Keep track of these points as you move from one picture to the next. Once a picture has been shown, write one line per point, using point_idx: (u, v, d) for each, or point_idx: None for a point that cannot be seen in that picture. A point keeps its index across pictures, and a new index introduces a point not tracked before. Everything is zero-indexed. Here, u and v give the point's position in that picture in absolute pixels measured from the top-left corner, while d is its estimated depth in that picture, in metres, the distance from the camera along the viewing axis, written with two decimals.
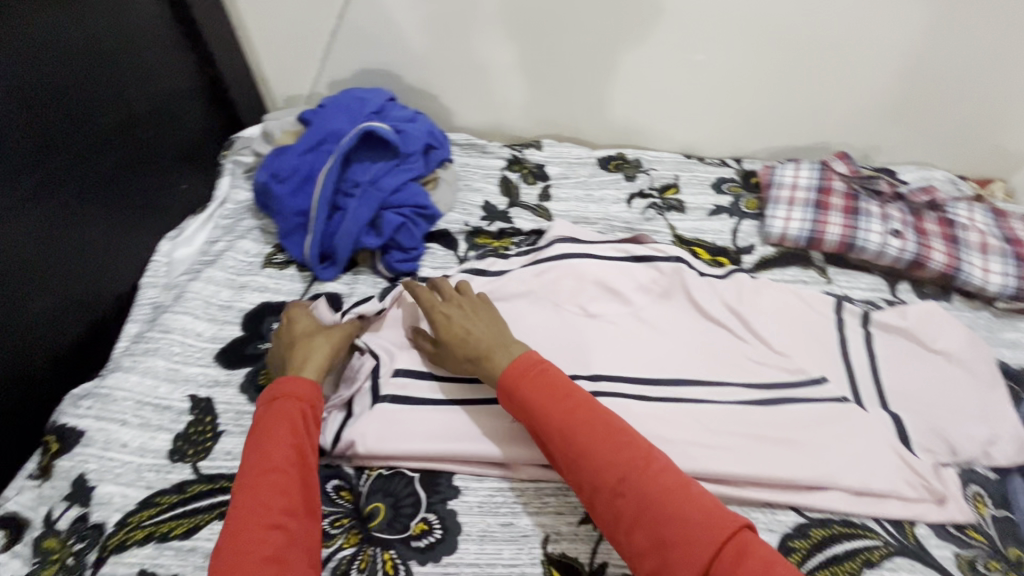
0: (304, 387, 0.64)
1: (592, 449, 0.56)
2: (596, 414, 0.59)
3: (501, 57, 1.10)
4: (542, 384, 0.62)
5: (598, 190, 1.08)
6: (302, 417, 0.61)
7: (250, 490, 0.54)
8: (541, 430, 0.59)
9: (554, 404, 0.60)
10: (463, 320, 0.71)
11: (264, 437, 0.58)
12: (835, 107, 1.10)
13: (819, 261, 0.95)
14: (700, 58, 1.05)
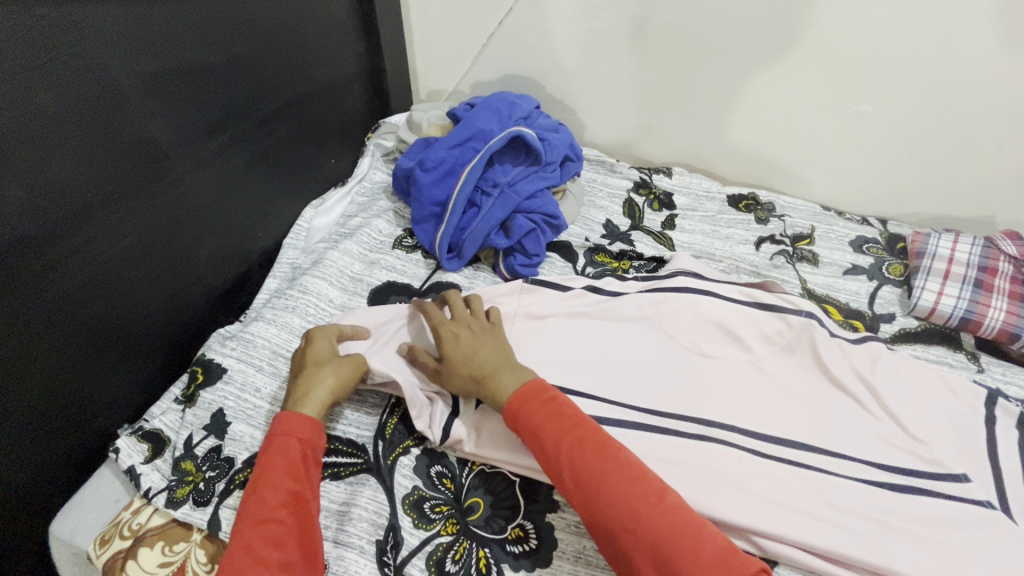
0: (304, 426, 0.62)
1: (601, 477, 0.56)
2: (603, 445, 0.58)
3: (648, 80, 1.09)
4: (546, 407, 0.62)
5: (725, 227, 1.04)
6: (299, 458, 0.60)
7: (247, 543, 0.53)
8: (548, 455, 0.59)
9: (560, 429, 0.59)
10: (467, 340, 0.71)
11: (266, 480, 0.57)
12: (1010, 181, 0.99)
13: (969, 345, 0.86)
14: (865, 109, 0.99)
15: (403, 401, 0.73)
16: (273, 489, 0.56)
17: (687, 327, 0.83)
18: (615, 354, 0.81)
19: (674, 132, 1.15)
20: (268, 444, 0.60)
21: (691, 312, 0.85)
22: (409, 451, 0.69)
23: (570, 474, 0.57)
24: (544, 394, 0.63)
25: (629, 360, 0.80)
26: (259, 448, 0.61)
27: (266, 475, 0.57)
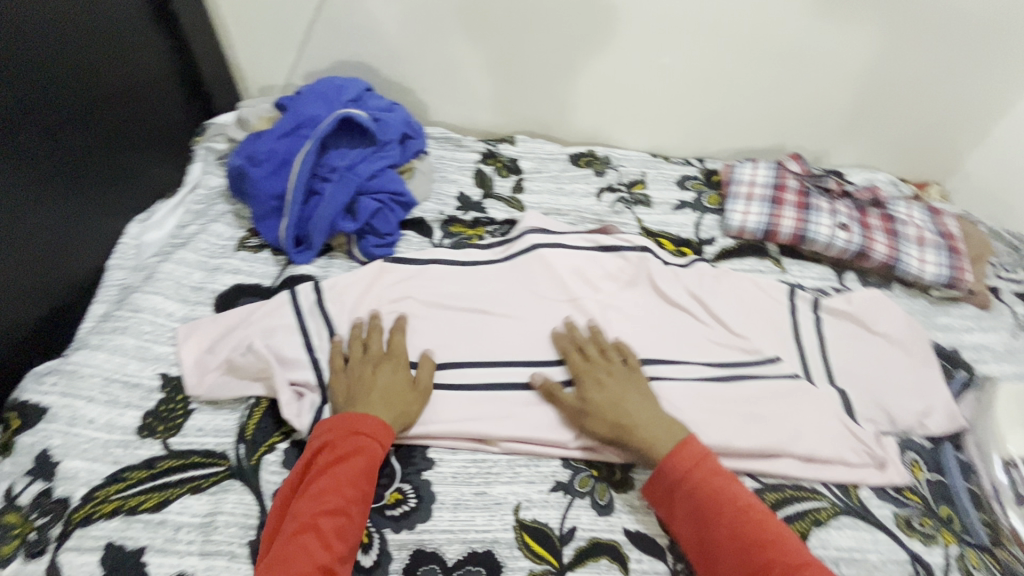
0: (380, 429, 0.64)
1: (766, 557, 0.53)
2: (751, 517, 0.56)
3: (479, 55, 1.13)
4: (709, 478, 0.60)
5: (569, 184, 1.12)
6: (374, 461, 0.62)
7: (302, 528, 0.55)
8: (701, 531, 0.58)
9: (711, 502, 0.58)
10: (610, 385, 0.71)
11: (330, 471, 0.59)
12: (788, 111, 1.18)
13: (774, 252, 1.00)
14: (666, 61, 1.11)
15: (264, 398, 0.72)
16: (348, 483, 0.59)
17: (539, 277, 0.89)
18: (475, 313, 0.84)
19: (513, 103, 1.21)
20: (344, 441, 0.62)
21: (542, 263, 0.90)
22: (275, 448, 0.67)
23: (729, 548, 0.55)
24: (705, 462, 0.62)
25: (491, 316, 0.84)
26: (327, 438, 0.63)
27: (331, 471, 0.59)
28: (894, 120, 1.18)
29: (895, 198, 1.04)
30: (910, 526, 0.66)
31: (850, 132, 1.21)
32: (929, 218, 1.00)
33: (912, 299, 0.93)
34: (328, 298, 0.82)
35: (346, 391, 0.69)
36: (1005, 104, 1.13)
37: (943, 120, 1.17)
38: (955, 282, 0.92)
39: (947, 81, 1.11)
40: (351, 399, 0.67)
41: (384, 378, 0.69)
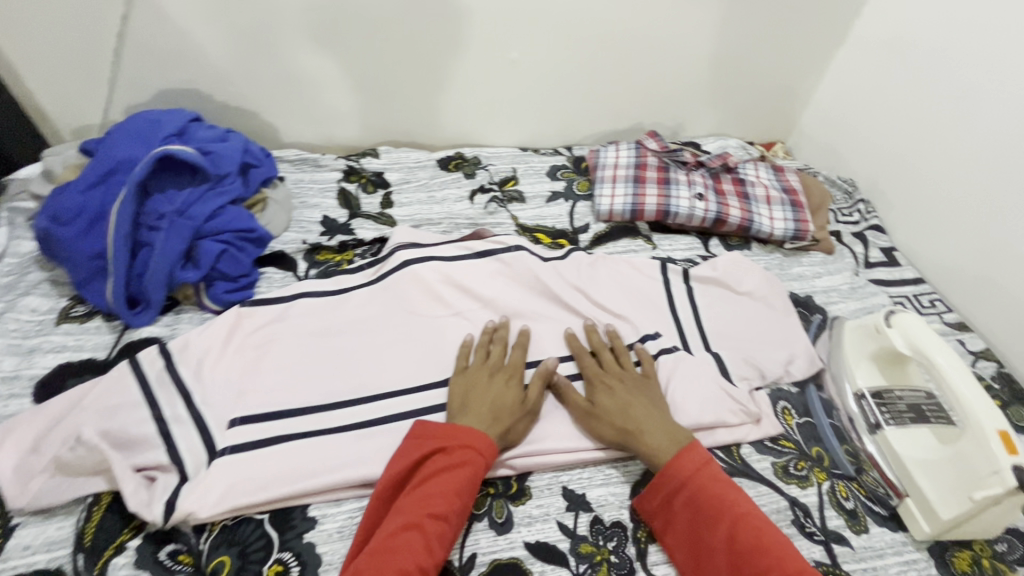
0: (479, 438, 0.63)
1: (762, 564, 0.55)
2: (752, 527, 0.58)
3: (322, 68, 1.06)
4: (710, 482, 0.62)
5: (440, 190, 1.09)
6: (477, 472, 0.62)
7: (405, 528, 0.56)
8: (700, 538, 0.59)
9: (712, 512, 0.59)
10: (620, 392, 0.71)
11: (432, 480, 0.60)
12: (640, 91, 1.22)
13: (645, 230, 1.04)
14: (514, 55, 1.10)
15: (105, 493, 0.63)
16: (454, 494, 0.59)
17: (415, 295, 0.85)
18: (349, 346, 0.78)
19: (370, 114, 1.15)
20: (455, 449, 0.62)
21: (416, 279, 0.86)
22: (125, 547, 0.60)
23: (726, 554, 0.57)
24: (709, 467, 0.63)
25: (366, 346, 0.79)
26: (450, 445, 0.63)
27: (441, 477, 0.60)
28: (734, 89, 1.26)
29: (743, 162, 1.12)
30: (787, 473, 0.70)
31: (699, 104, 1.27)
32: (774, 177, 1.08)
33: (769, 255, 1.00)
34: (180, 361, 0.73)
35: (462, 396, 0.70)
36: (821, 64, 1.24)
37: (775, 84, 1.26)
38: (801, 233, 1.00)
39: (773, 48, 1.19)
40: (463, 407, 0.68)
41: (494, 390, 0.69)
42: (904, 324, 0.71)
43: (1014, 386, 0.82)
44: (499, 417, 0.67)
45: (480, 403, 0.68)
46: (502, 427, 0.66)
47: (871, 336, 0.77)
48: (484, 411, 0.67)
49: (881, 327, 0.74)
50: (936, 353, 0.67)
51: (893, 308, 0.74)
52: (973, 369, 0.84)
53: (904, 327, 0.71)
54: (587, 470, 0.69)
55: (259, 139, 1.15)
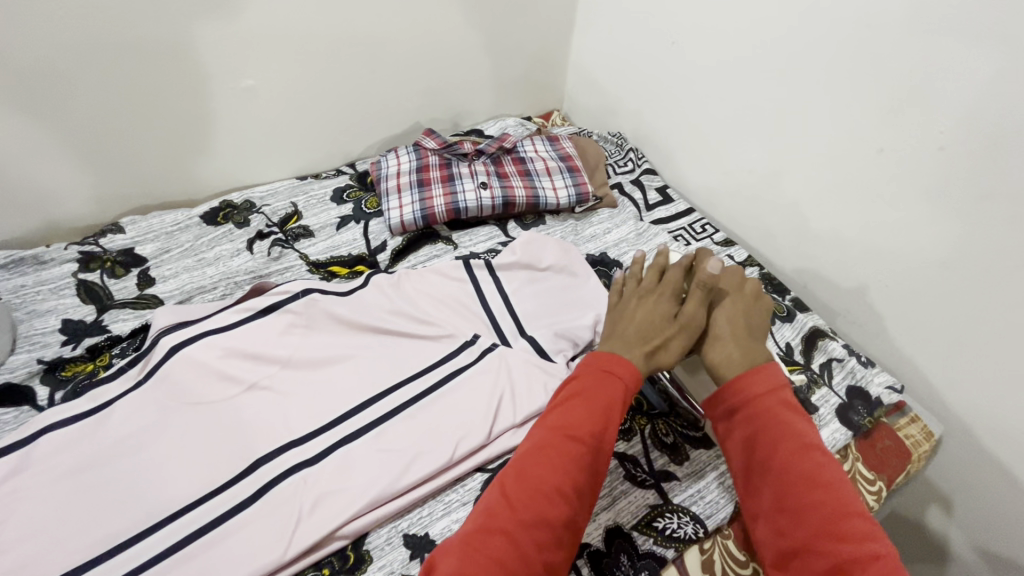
0: (621, 367, 0.62)
1: (810, 493, 0.53)
2: (811, 458, 0.56)
3: (3, 147, 0.86)
4: (777, 412, 0.59)
5: (209, 250, 0.96)
6: (619, 399, 0.60)
7: (545, 446, 0.57)
8: (749, 454, 0.58)
9: (778, 434, 0.57)
10: (734, 303, 0.71)
11: (566, 405, 0.60)
12: (407, 90, 1.18)
13: (445, 231, 1.02)
14: (251, 82, 0.99)
15: None
16: (575, 424, 0.58)
17: (195, 384, 0.73)
18: (121, 473, 0.66)
19: (96, 183, 0.97)
20: (586, 376, 0.62)
21: (190, 366, 0.74)
22: None
23: (773, 477, 0.56)
24: (778, 396, 0.61)
25: (145, 463, 0.67)
26: (583, 370, 0.63)
27: (577, 404, 0.59)
28: (497, 68, 1.27)
29: (521, 139, 1.15)
30: (612, 431, 0.74)
31: (469, 90, 1.27)
32: (550, 148, 1.12)
33: (563, 223, 1.05)
34: None
35: (616, 314, 0.71)
36: (566, 30, 1.31)
37: (533, 57, 1.31)
38: (584, 196, 1.05)
39: (520, 23, 1.22)
40: (609, 334, 0.68)
41: (643, 311, 0.69)
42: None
43: (773, 282, 0.94)
44: (647, 337, 0.66)
45: (627, 326, 0.68)
46: (644, 351, 0.65)
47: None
48: (632, 334, 0.67)
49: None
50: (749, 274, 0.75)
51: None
52: None
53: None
54: (427, 506, 0.69)
55: None
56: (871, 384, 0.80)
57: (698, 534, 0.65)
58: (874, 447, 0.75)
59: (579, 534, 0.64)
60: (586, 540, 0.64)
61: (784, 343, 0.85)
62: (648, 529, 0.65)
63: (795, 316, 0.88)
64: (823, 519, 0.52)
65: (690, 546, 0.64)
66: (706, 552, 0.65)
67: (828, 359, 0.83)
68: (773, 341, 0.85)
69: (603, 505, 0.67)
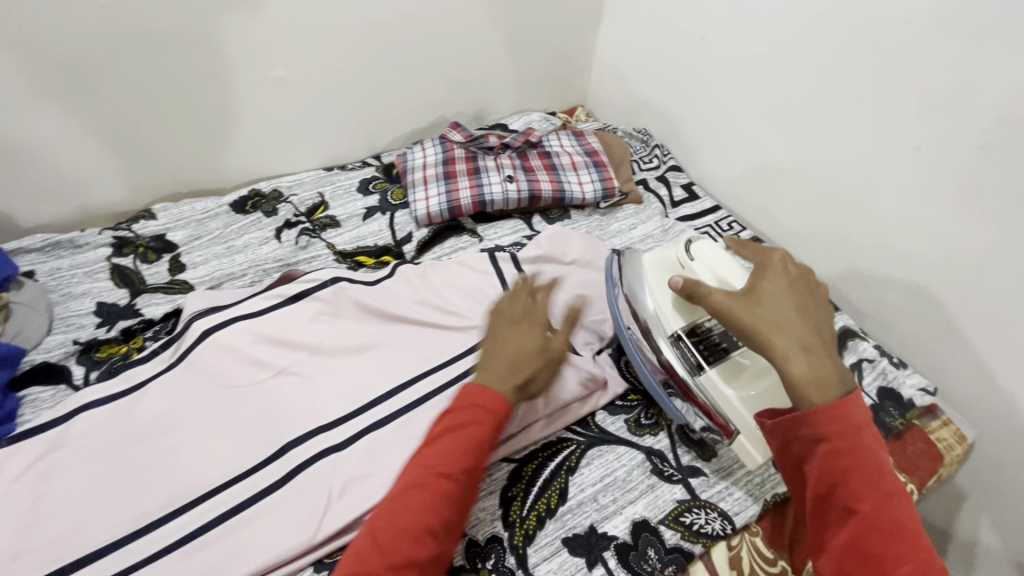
0: (489, 400, 0.61)
1: (892, 544, 0.47)
2: (901, 504, 0.49)
3: (43, 133, 0.88)
4: (870, 448, 0.51)
5: (239, 237, 0.97)
6: (491, 433, 0.60)
7: (411, 489, 0.56)
8: (831, 490, 0.51)
9: (869, 474, 0.50)
10: (786, 298, 0.60)
11: (437, 442, 0.59)
12: (433, 83, 1.18)
13: (470, 224, 1.02)
14: (281, 73, 1.00)
15: None
16: (449, 456, 0.58)
17: (226, 368, 0.74)
18: (155, 452, 0.67)
19: (131, 170, 0.99)
20: (453, 417, 0.60)
21: (221, 350, 0.75)
22: None
23: (858, 519, 0.49)
24: (866, 428, 0.52)
25: (178, 443, 0.68)
26: (450, 416, 0.61)
27: (455, 436, 0.59)
28: (522, 63, 1.27)
29: (546, 134, 1.14)
30: (638, 425, 0.74)
31: (494, 85, 1.27)
32: (576, 142, 1.12)
33: (588, 218, 1.04)
34: None
35: (487, 351, 0.68)
36: (592, 25, 1.30)
37: (559, 52, 1.30)
38: (610, 191, 1.05)
39: (546, 18, 1.22)
40: (484, 364, 0.66)
41: (514, 345, 0.68)
42: (710, 258, 0.68)
43: None
44: (518, 368, 0.66)
45: (499, 360, 0.66)
46: (520, 380, 0.65)
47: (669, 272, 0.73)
48: (505, 364, 0.66)
49: (685, 262, 0.70)
50: (776, 250, 0.65)
51: (691, 240, 0.71)
52: None
53: (710, 257, 0.68)
54: None
55: None
56: (903, 386, 0.79)
57: (726, 530, 0.65)
58: (906, 449, 0.74)
59: (605, 526, 0.64)
60: (612, 533, 0.64)
61: None
62: (675, 524, 0.65)
63: None
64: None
65: (718, 543, 0.64)
66: (733, 549, 0.64)
67: (859, 360, 0.81)
68: None
69: (631, 498, 0.67)
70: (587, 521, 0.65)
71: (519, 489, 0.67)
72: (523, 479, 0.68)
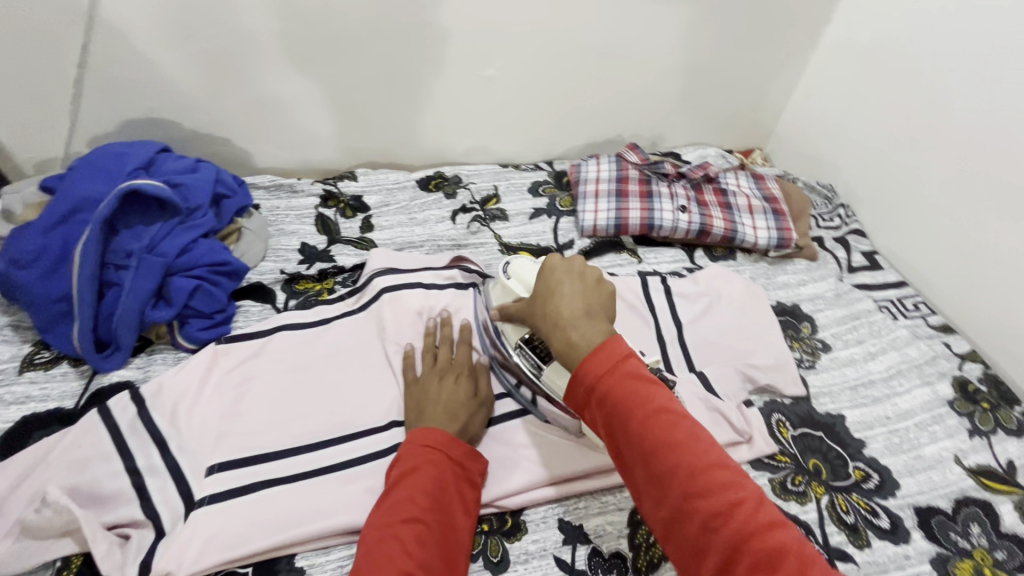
0: (440, 440, 0.62)
1: (671, 463, 0.45)
2: (675, 427, 0.47)
3: (293, 92, 1.03)
4: (618, 383, 0.49)
5: (421, 211, 1.06)
6: (447, 471, 0.61)
7: (383, 538, 0.54)
8: (614, 437, 0.49)
9: (633, 412, 0.48)
10: (555, 286, 0.59)
11: (397, 488, 0.58)
12: (620, 104, 1.22)
13: (629, 243, 1.03)
14: (491, 73, 1.09)
15: (76, 555, 0.59)
16: (415, 498, 0.57)
17: (395, 326, 0.81)
18: (332, 382, 0.75)
19: (345, 136, 1.13)
20: (406, 461, 0.61)
21: (397, 306, 0.82)
22: None
23: (637, 454, 0.47)
24: (616, 366, 0.50)
25: (351, 379, 0.76)
26: (397, 461, 0.61)
27: (410, 483, 0.59)
28: (710, 96, 1.26)
29: (723, 171, 1.13)
30: (785, 489, 0.69)
31: (678, 114, 1.28)
32: (755, 185, 1.10)
33: (754, 264, 1.01)
34: (153, 406, 0.69)
35: (417, 403, 0.69)
36: (793, 70, 1.25)
37: (751, 93, 1.28)
38: (783, 242, 1.01)
39: (749, 57, 1.20)
40: (420, 414, 0.67)
41: (447, 392, 0.69)
42: (519, 270, 0.71)
43: (1001, 388, 0.83)
44: (454, 416, 0.67)
45: (436, 408, 0.67)
46: (458, 425, 0.66)
47: (501, 299, 0.73)
48: (440, 411, 0.67)
49: (504, 283, 0.72)
50: (554, 254, 0.63)
51: (509, 261, 0.74)
52: (961, 371, 0.85)
53: (522, 273, 0.70)
54: (582, 500, 0.68)
55: (231, 164, 1.11)
56: None
57: None
58: None
59: None
60: None
61: (1005, 460, 0.75)
62: None
63: None
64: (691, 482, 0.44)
65: None
66: None
67: None
68: (991, 454, 0.75)
69: None
70: None
71: None
72: None
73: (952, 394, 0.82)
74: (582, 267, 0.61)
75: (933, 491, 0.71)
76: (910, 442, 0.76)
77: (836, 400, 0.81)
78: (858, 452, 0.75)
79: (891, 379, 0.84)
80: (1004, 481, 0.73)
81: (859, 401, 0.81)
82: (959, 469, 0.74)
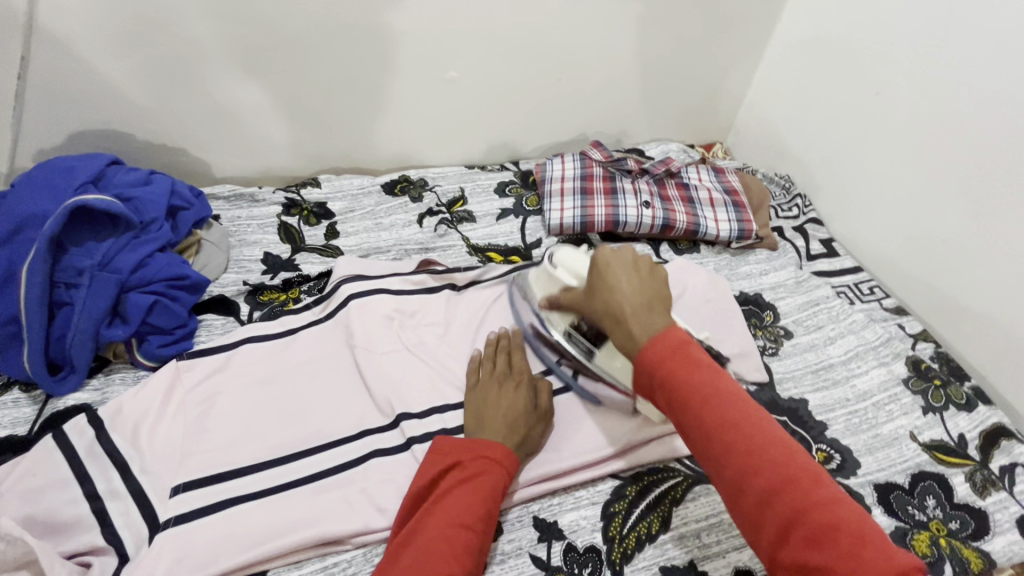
0: (504, 453, 0.63)
1: (741, 447, 0.47)
2: (744, 413, 0.48)
3: (250, 99, 1.01)
4: (682, 370, 0.50)
5: (387, 216, 1.05)
6: (501, 484, 0.61)
7: (435, 538, 0.54)
8: (677, 419, 0.50)
9: (697, 394, 0.49)
10: (611, 278, 0.59)
11: (457, 491, 0.58)
12: (581, 103, 1.23)
13: (596, 240, 1.05)
14: (452, 75, 1.09)
15: None
16: (474, 503, 0.58)
17: (365, 331, 0.79)
18: (300, 394, 0.74)
19: (307, 143, 1.11)
20: (470, 465, 0.61)
21: (365, 312, 0.81)
22: None
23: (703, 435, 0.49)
24: (681, 354, 0.51)
25: (320, 389, 0.75)
26: (460, 462, 0.61)
27: (463, 491, 0.59)
28: (670, 93, 1.28)
29: (685, 166, 1.15)
30: None
31: (639, 111, 1.29)
32: (716, 178, 1.13)
33: (718, 256, 1.04)
34: (113, 428, 0.67)
35: (478, 412, 0.69)
36: (748, 64, 1.28)
37: (709, 88, 1.30)
38: (745, 233, 1.04)
39: (705, 53, 1.23)
40: (479, 423, 0.67)
41: (506, 402, 0.69)
42: (565, 260, 0.75)
43: (951, 365, 0.87)
44: (515, 426, 0.66)
45: (496, 417, 0.67)
46: (518, 437, 0.66)
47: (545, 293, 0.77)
48: (501, 421, 0.67)
49: (549, 272, 0.76)
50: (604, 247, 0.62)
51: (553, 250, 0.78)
52: (914, 352, 0.89)
53: (568, 270, 0.72)
54: (557, 497, 0.68)
55: (188, 175, 1.08)
56: None
57: None
58: None
59: (705, 565, 0.64)
60: (712, 574, 0.63)
61: (957, 433, 0.78)
62: None
63: (975, 407, 0.81)
64: (770, 483, 0.45)
65: None
66: None
67: (1012, 464, 0.75)
68: (943, 429, 0.79)
69: (735, 544, 0.66)
70: (688, 555, 0.65)
71: (620, 507, 0.68)
72: (625, 498, 0.69)
73: (906, 373, 0.85)
74: (634, 258, 0.61)
75: (892, 467, 0.74)
76: (868, 422, 0.79)
77: (798, 385, 0.83)
78: (820, 434, 0.77)
79: (850, 362, 0.87)
80: (956, 454, 0.76)
81: (820, 384, 0.84)
82: (915, 445, 0.77)
